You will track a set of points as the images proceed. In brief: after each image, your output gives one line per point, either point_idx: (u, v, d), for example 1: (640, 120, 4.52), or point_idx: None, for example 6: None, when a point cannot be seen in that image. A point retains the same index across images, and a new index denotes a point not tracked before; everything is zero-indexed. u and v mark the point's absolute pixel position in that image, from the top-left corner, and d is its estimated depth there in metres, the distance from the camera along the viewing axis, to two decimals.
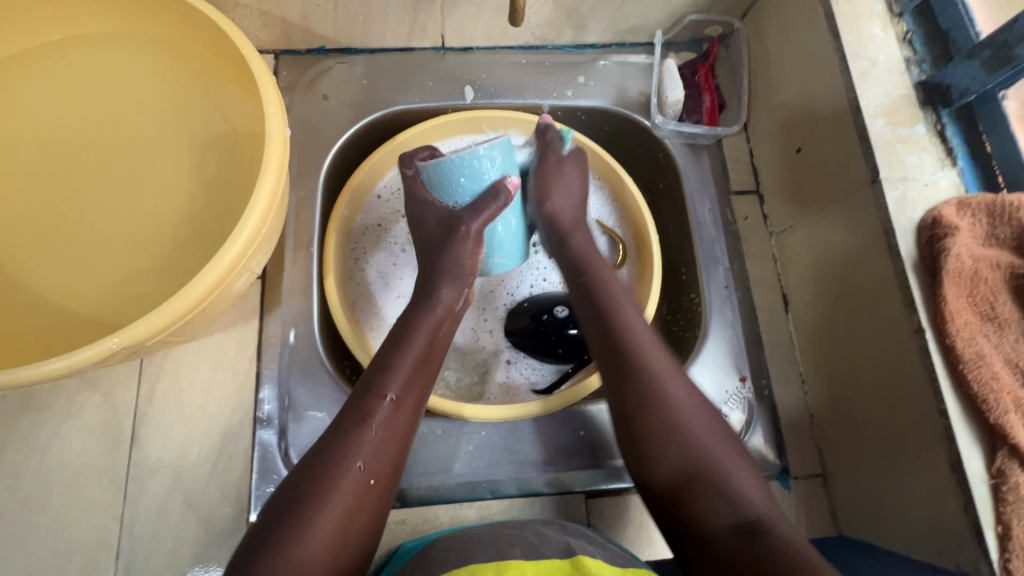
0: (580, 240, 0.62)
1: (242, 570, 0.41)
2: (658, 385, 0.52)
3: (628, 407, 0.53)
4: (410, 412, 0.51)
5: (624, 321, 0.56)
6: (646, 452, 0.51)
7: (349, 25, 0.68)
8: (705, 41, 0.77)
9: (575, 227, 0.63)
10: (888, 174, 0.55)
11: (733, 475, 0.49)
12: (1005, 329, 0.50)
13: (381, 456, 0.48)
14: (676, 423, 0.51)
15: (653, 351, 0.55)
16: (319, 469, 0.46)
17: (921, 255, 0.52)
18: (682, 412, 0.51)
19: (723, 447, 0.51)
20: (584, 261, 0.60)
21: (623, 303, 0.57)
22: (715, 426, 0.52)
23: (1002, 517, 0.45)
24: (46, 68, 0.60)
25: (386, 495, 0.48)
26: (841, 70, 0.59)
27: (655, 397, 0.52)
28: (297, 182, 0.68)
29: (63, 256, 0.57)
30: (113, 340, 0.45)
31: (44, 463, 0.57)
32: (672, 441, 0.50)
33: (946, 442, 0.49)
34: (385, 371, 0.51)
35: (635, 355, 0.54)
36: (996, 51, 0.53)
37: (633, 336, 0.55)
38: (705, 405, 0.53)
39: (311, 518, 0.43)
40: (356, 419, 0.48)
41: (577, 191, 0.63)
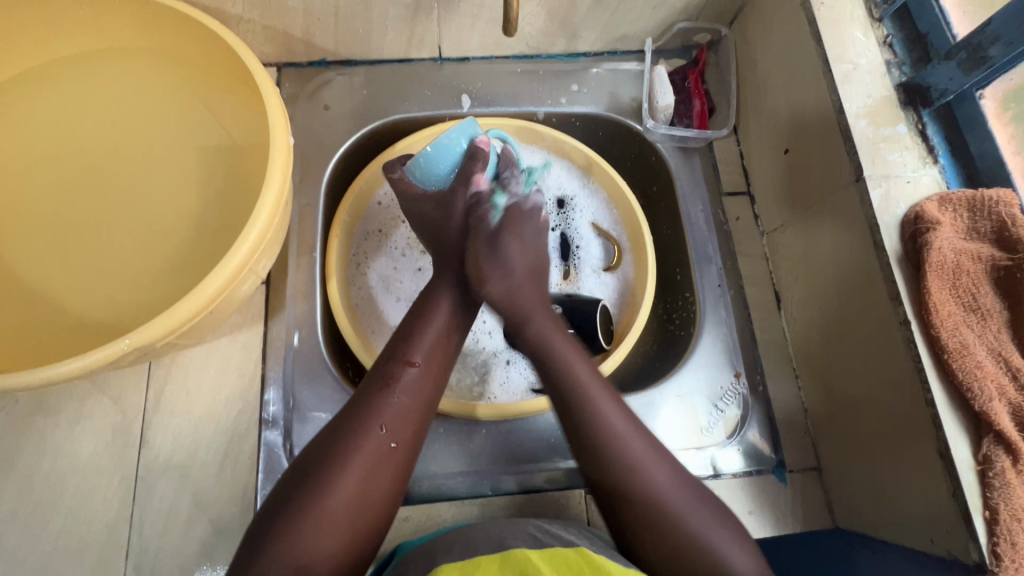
0: (541, 324, 0.56)
1: (269, 525, 0.44)
2: (639, 475, 0.50)
3: (610, 492, 0.50)
4: (434, 380, 0.52)
5: (588, 399, 0.52)
6: (622, 512, 0.50)
7: (349, 39, 0.70)
8: (694, 48, 0.80)
9: (524, 289, 0.57)
10: (871, 172, 0.57)
11: (721, 548, 0.47)
12: (988, 320, 0.51)
13: (404, 420, 0.49)
14: (655, 501, 0.49)
15: (616, 412, 0.52)
16: (344, 430, 0.48)
17: (906, 249, 0.54)
18: (665, 500, 0.49)
19: (713, 523, 0.49)
20: (547, 353, 0.55)
21: (583, 378, 0.53)
22: (694, 498, 0.50)
23: (989, 502, 0.47)
24: (59, 84, 0.62)
25: (408, 460, 0.49)
26: (824, 73, 0.61)
27: (632, 494, 0.49)
28: (300, 189, 0.70)
29: (74, 264, 0.58)
30: (125, 342, 0.47)
31: (56, 466, 0.59)
32: (652, 528, 0.48)
33: (934, 430, 0.50)
34: (410, 339, 0.53)
35: (598, 431, 0.51)
36: (971, 53, 0.55)
37: (608, 433, 0.51)
38: (684, 477, 0.51)
39: (334, 476, 0.45)
40: (380, 385, 0.50)
41: (521, 276, 0.57)
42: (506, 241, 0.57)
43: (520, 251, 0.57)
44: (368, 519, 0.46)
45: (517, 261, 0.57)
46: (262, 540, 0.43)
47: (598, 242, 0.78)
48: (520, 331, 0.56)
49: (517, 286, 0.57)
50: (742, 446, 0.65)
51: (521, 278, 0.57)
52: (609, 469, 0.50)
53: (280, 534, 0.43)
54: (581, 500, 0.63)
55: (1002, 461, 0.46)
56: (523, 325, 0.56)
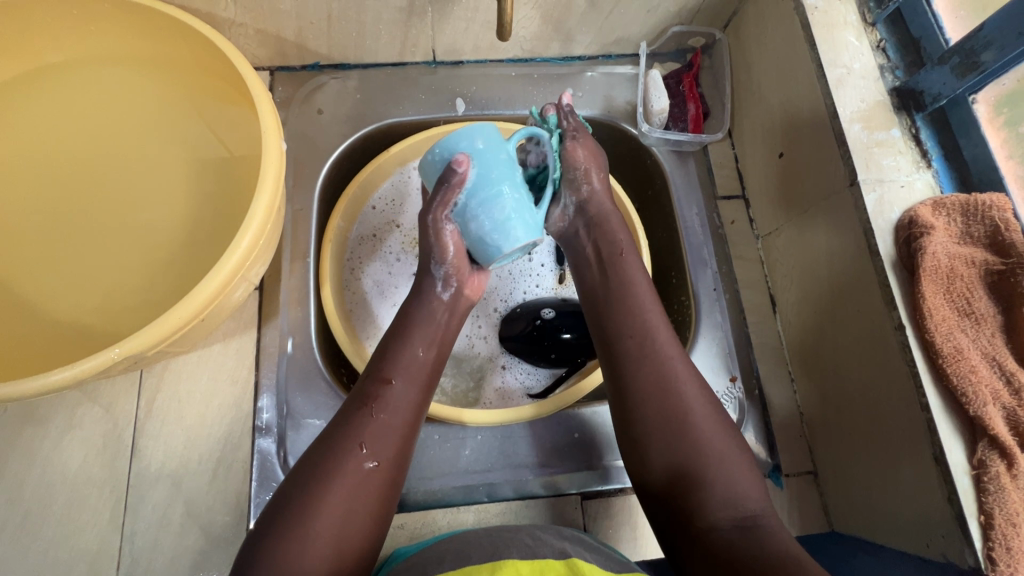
0: (607, 236, 0.59)
1: (254, 551, 0.43)
2: (668, 373, 0.52)
3: (638, 393, 0.52)
4: (413, 398, 0.53)
5: (637, 305, 0.55)
6: (638, 403, 0.52)
7: (342, 43, 0.70)
8: (688, 52, 0.80)
9: (604, 219, 0.59)
10: (865, 176, 0.57)
11: (734, 468, 0.49)
12: (982, 324, 0.51)
13: (383, 441, 0.49)
14: (677, 403, 0.51)
15: (657, 317, 0.55)
16: (324, 455, 0.48)
17: (900, 254, 0.54)
18: (687, 403, 0.51)
19: (731, 447, 0.50)
20: (606, 256, 0.58)
21: (637, 285, 0.57)
22: (720, 423, 0.51)
23: (984, 507, 0.47)
24: (49, 89, 0.61)
25: (390, 479, 0.49)
26: (818, 78, 0.61)
27: (663, 389, 0.52)
28: (293, 194, 0.70)
29: (65, 271, 0.58)
30: (115, 351, 0.47)
31: (45, 476, 0.58)
32: (672, 417, 0.51)
33: (929, 435, 0.50)
34: (386, 358, 0.54)
35: (637, 330, 0.54)
36: (964, 57, 0.55)
37: (653, 335, 0.54)
38: (715, 404, 0.52)
39: (315, 501, 0.45)
40: (359, 406, 0.50)
41: (599, 182, 0.59)
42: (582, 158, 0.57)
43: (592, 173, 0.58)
44: (354, 543, 0.45)
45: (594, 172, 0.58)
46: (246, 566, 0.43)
47: None
48: (590, 238, 0.59)
49: (597, 199, 0.59)
50: None
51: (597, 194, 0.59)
52: (643, 359, 0.53)
53: (263, 560, 0.42)
54: (575, 505, 0.64)
55: (997, 466, 0.47)
56: (596, 227, 0.59)
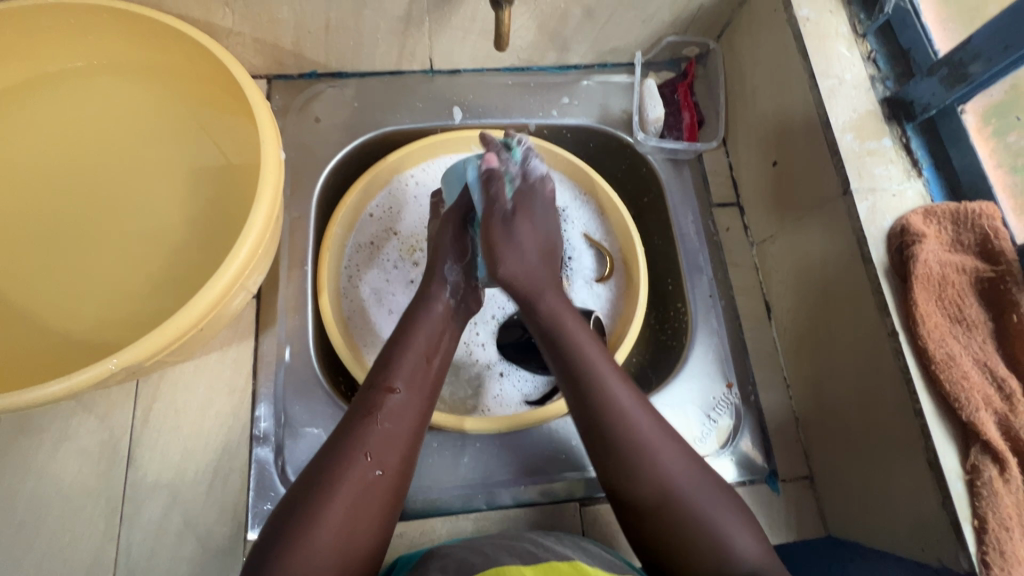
0: (551, 300, 0.57)
1: (259, 560, 0.44)
2: (648, 454, 0.51)
3: (613, 477, 0.52)
4: (417, 405, 0.53)
5: (596, 377, 0.53)
6: (622, 486, 0.51)
7: (339, 52, 0.70)
8: (683, 61, 0.81)
9: (539, 289, 0.57)
10: (858, 185, 0.58)
11: (727, 528, 0.49)
12: (973, 330, 0.52)
13: (388, 449, 0.50)
14: (659, 476, 0.50)
15: (621, 389, 0.53)
16: (329, 462, 0.48)
17: (892, 261, 0.55)
18: (668, 469, 0.50)
19: (713, 496, 0.50)
20: (555, 319, 0.56)
21: (585, 343, 0.55)
22: (704, 476, 0.51)
23: (977, 511, 0.47)
24: (46, 98, 0.61)
25: (395, 488, 0.49)
26: (811, 88, 0.62)
27: (638, 463, 0.50)
28: (290, 202, 0.70)
29: (60, 280, 0.58)
30: (113, 361, 0.46)
31: (39, 487, 0.57)
32: (656, 488, 0.50)
33: (923, 440, 0.50)
34: (389, 366, 0.54)
35: (599, 394, 0.52)
36: (953, 68, 0.56)
37: (609, 402, 0.52)
38: (688, 455, 0.52)
39: (320, 510, 0.45)
40: (363, 414, 0.51)
41: (533, 256, 0.58)
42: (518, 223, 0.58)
43: (529, 235, 0.58)
44: (358, 551, 0.46)
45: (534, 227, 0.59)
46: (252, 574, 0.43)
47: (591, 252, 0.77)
48: (535, 322, 0.57)
49: (534, 265, 0.58)
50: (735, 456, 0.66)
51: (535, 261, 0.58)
52: (615, 442, 0.51)
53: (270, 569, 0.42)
54: (575, 512, 0.63)
55: (989, 470, 0.47)
56: (538, 301, 0.57)
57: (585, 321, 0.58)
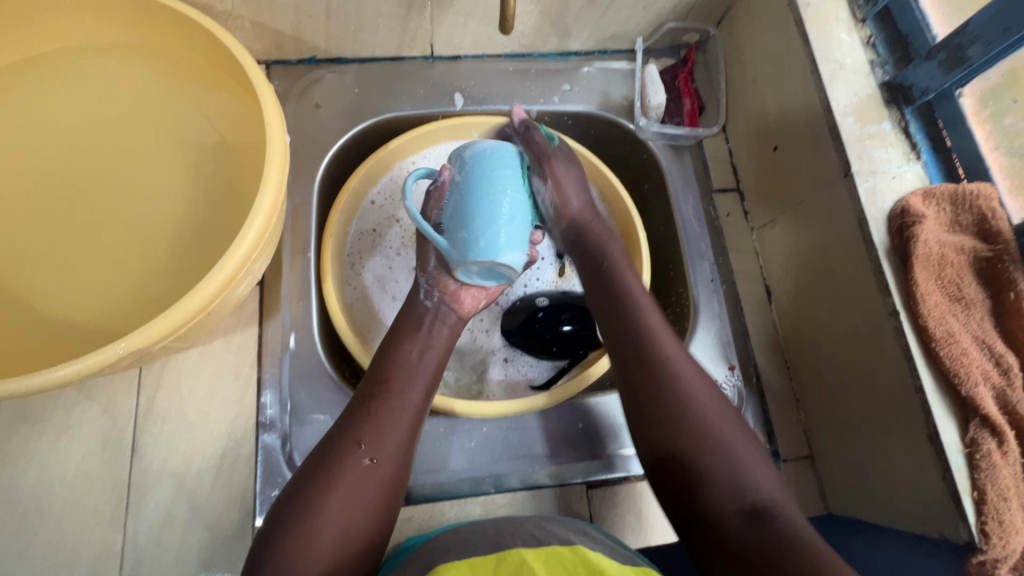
0: (599, 227, 0.65)
1: (267, 534, 0.45)
2: (670, 368, 0.53)
3: (641, 356, 0.54)
4: (411, 396, 0.54)
5: (635, 304, 0.58)
6: (640, 361, 0.54)
7: (340, 37, 0.69)
8: (683, 48, 0.81)
9: (592, 216, 0.66)
10: (858, 167, 0.59)
11: (743, 459, 0.49)
12: (972, 308, 0.53)
13: (384, 439, 0.50)
14: (678, 389, 0.52)
15: (656, 318, 0.57)
16: (327, 453, 0.49)
17: (893, 242, 0.56)
18: (685, 381, 0.53)
19: (737, 435, 0.50)
20: (601, 249, 0.63)
21: (631, 284, 0.60)
22: (725, 411, 0.52)
23: (977, 483, 0.48)
24: (41, 81, 0.60)
25: (388, 478, 0.50)
26: (812, 73, 0.63)
27: (667, 377, 0.53)
28: (292, 189, 0.69)
29: (61, 267, 0.57)
30: (121, 346, 0.46)
31: (43, 476, 0.57)
32: (669, 387, 0.52)
33: (924, 416, 0.52)
34: (385, 359, 0.56)
35: (639, 325, 0.56)
36: (951, 53, 0.57)
37: (646, 323, 0.56)
38: (715, 389, 0.53)
39: (316, 494, 0.46)
40: (358, 408, 0.52)
41: (581, 208, 0.65)
42: (562, 185, 0.64)
43: (574, 193, 0.64)
44: (358, 539, 0.46)
45: (567, 181, 0.64)
46: (257, 554, 0.44)
47: None
48: (585, 245, 0.64)
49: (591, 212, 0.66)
50: None
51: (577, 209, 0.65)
52: (642, 338, 0.55)
53: (271, 556, 0.43)
54: (581, 494, 0.64)
55: (989, 443, 0.48)
56: (586, 235, 0.64)
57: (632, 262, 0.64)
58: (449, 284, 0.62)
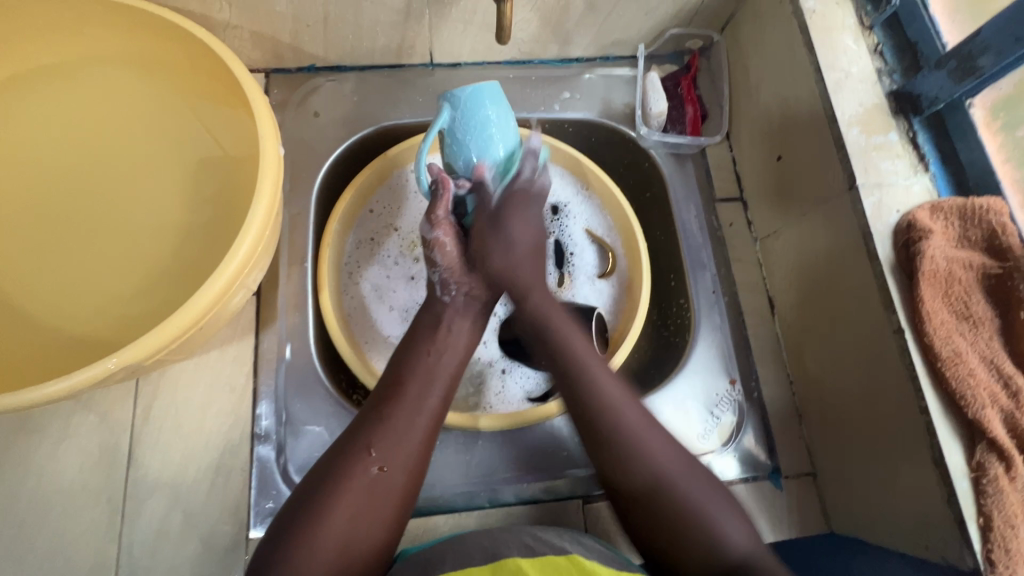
0: (539, 298, 0.60)
1: (275, 535, 0.45)
2: (640, 444, 0.51)
3: (618, 457, 0.51)
4: (430, 407, 0.52)
5: (586, 377, 0.55)
6: (619, 458, 0.51)
7: (338, 46, 0.69)
8: (686, 54, 0.80)
9: (534, 283, 0.60)
10: (864, 180, 0.57)
11: (712, 511, 0.49)
12: (979, 327, 0.52)
13: (396, 448, 0.49)
14: (653, 465, 0.51)
15: (632, 410, 0.53)
16: (340, 455, 0.49)
17: (898, 258, 0.54)
18: (657, 460, 0.51)
19: (713, 494, 0.51)
20: (543, 323, 0.59)
21: (579, 351, 0.56)
22: (688, 459, 0.52)
23: (983, 509, 0.47)
24: (42, 93, 0.60)
25: (399, 488, 0.48)
26: (817, 82, 0.61)
27: (641, 457, 0.51)
28: (290, 199, 0.69)
29: (60, 278, 0.57)
30: (112, 361, 0.46)
31: (40, 486, 0.57)
32: (645, 476, 0.50)
33: (928, 437, 0.50)
34: (402, 365, 0.54)
35: (591, 396, 0.54)
36: (961, 62, 0.55)
37: (598, 392, 0.54)
38: (675, 442, 0.53)
39: (325, 501, 0.46)
40: (373, 412, 0.51)
41: (526, 261, 0.60)
42: (507, 221, 0.59)
43: (522, 228, 0.60)
44: (359, 551, 0.46)
45: (519, 236, 0.60)
46: (265, 556, 0.44)
47: (592, 248, 0.77)
48: (523, 319, 0.60)
49: (517, 257, 0.60)
50: (738, 453, 0.66)
51: (523, 251, 0.60)
52: (614, 435, 0.52)
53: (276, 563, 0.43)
54: (578, 508, 0.63)
55: (995, 468, 0.47)
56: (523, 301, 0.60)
57: (575, 325, 0.60)
58: (463, 279, 0.59)
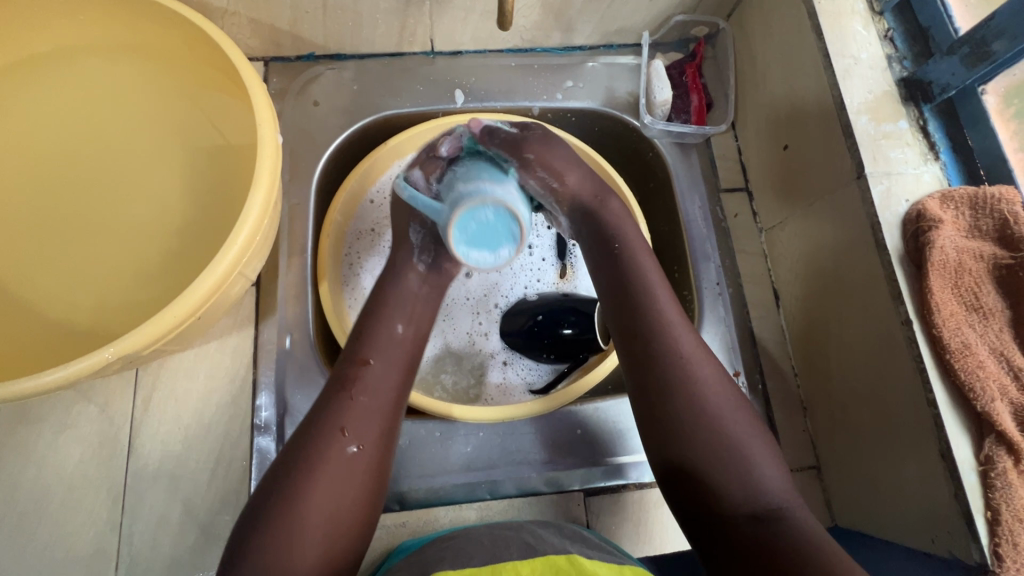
0: (613, 208, 0.58)
1: (252, 522, 0.44)
2: (692, 377, 0.51)
3: (662, 380, 0.51)
4: (394, 379, 0.52)
5: (652, 301, 0.53)
6: (670, 386, 0.50)
7: (338, 34, 0.68)
8: (691, 41, 0.78)
9: (602, 196, 0.58)
10: (872, 169, 0.56)
11: (750, 454, 0.49)
12: (989, 319, 0.51)
13: (367, 424, 0.49)
14: (698, 402, 0.50)
15: (686, 335, 0.52)
16: (307, 439, 0.47)
17: (907, 248, 0.53)
18: (705, 398, 0.50)
19: (754, 440, 0.50)
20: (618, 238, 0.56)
21: (650, 274, 0.55)
22: (735, 405, 0.51)
23: (991, 503, 0.46)
24: (39, 81, 0.60)
25: (375, 463, 0.48)
26: (825, 69, 0.60)
27: (688, 390, 0.50)
28: (289, 188, 0.68)
29: (58, 267, 0.57)
30: (109, 351, 0.45)
31: (40, 475, 0.57)
32: (687, 411, 0.50)
33: (936, 431, 0.50)
34: (363, 340, 0.53)
35: (655, 318, 0.52)
36: (975, 47, 0.54)
37: (661, 315, 0.52)
38: (728, 386, 0.52)
39: (300, 486, 0.45)
40: (338, 390, 0.50)
41: (594, 188, 0.58)
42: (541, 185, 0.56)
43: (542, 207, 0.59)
44: (344, 527, 0.46)
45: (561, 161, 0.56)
46: (244, 545, 0.43)
47: None
48: (592, 226, 0.57)
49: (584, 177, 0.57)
50: None
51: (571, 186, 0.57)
52: (662, 355, 0.51)
53: (254, 548, 0.43)
54: (579, 501, 0.63)
55: (1004, 461, 0.46)
56: (598, 211, 0.57)
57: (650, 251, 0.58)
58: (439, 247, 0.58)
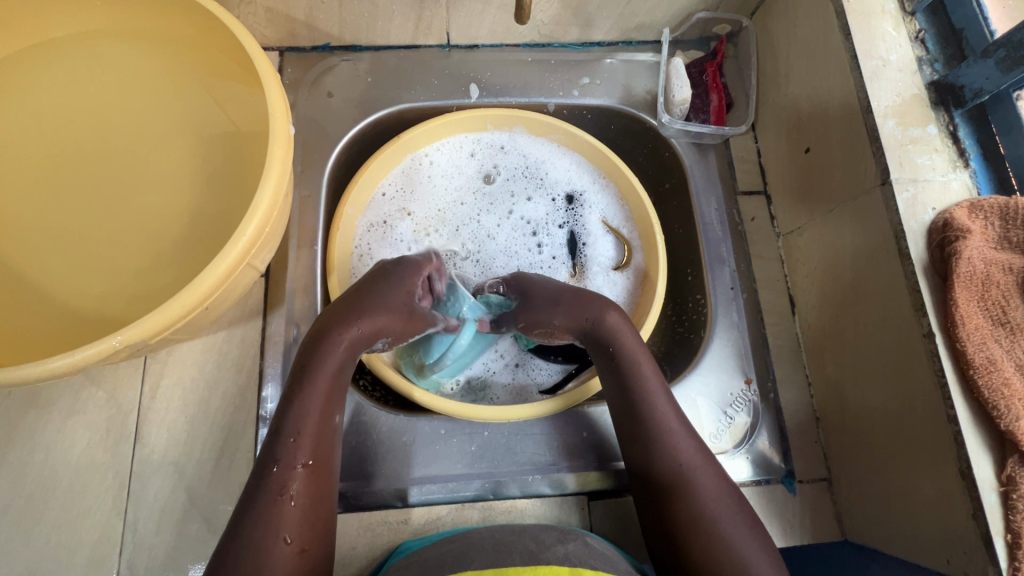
0: (613, 321, 0.56)
1: None
2: (693, 483, 0.52)
3: (663, 484, 0.53)
4: (325, 461, 0.49)
5: (653, 411, 0.54)
6: (675, 492, 0.52)
7: (354, 25, 0.68)
8: (713, 40, 0.77)
9: (600, 305, 0.57)
10: (898, 175, 0.54)
11: (749, 559, 0.49)
12: (1018, 334, 0.49)
13: (309, 515, 0.47)
14: (703, 507, 0.51)
15: (685, 442, 0.54)
16: (245, 542, 0.45)
17: (932, 258, 0.51)
18: (709, 503, 0.51)
19: (755, 546, 0.49)
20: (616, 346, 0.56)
21: (649, 381, 0.55)
22: (739, 510, 0.52)
23: (1012, 526, 0.45)
24: (55, 65, 0.60)
25: (322, 545, 0.48)
26: (852, 70, 0.58)
27: (691, 497, 0.51)
28: (301, 179, 0.68)
29: (71, 251, 0.57)
30: (116, 339, 0.45)
31: (48, 460, 0.58)
32: (691, 516, 0.51)
33: (956, 448, 0.48)
34: (289, 428, 0.48)
35: (655, 425, 0.54)
36: (1011, 51, 0.51)
37: (662, 423, 0.54)
38: (730, 489, 0.53)
39: None
40: (271, 487, 0.46)
41: (577, 305, 0.57)
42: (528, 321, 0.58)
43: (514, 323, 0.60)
44: None
45: (544, 308, 0.58)
46: None
47: (608, 239, 0.75)
48: (590, 334, 0.57)
49: (566, 296, 0.58)
50: (751, 455, 0.64)
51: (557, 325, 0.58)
52: (664, 462, 0.53)
53: None
54: (585, 505, 0.62)
55: None
56: (594, 328, 0.56)
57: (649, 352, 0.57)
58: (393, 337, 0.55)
